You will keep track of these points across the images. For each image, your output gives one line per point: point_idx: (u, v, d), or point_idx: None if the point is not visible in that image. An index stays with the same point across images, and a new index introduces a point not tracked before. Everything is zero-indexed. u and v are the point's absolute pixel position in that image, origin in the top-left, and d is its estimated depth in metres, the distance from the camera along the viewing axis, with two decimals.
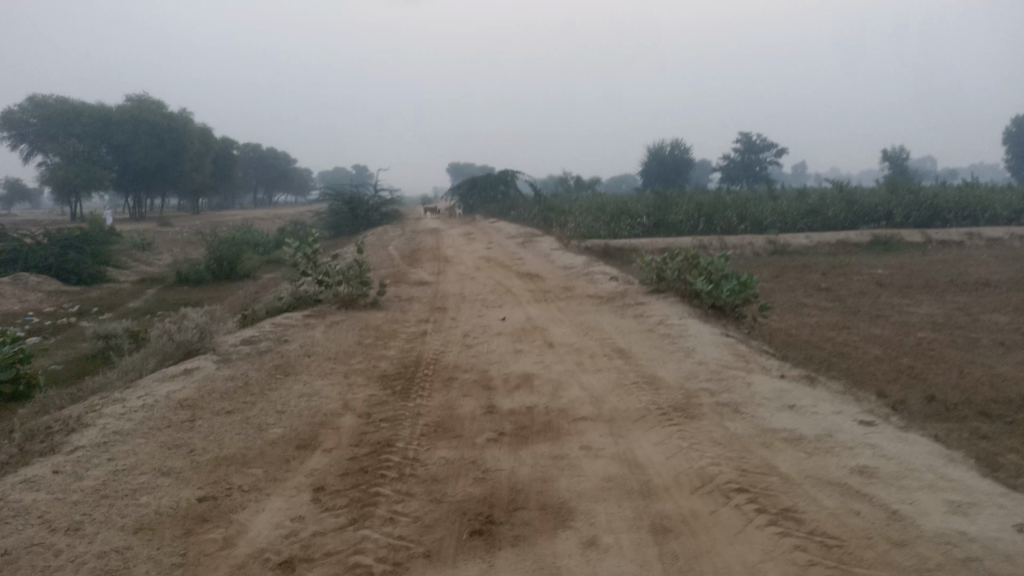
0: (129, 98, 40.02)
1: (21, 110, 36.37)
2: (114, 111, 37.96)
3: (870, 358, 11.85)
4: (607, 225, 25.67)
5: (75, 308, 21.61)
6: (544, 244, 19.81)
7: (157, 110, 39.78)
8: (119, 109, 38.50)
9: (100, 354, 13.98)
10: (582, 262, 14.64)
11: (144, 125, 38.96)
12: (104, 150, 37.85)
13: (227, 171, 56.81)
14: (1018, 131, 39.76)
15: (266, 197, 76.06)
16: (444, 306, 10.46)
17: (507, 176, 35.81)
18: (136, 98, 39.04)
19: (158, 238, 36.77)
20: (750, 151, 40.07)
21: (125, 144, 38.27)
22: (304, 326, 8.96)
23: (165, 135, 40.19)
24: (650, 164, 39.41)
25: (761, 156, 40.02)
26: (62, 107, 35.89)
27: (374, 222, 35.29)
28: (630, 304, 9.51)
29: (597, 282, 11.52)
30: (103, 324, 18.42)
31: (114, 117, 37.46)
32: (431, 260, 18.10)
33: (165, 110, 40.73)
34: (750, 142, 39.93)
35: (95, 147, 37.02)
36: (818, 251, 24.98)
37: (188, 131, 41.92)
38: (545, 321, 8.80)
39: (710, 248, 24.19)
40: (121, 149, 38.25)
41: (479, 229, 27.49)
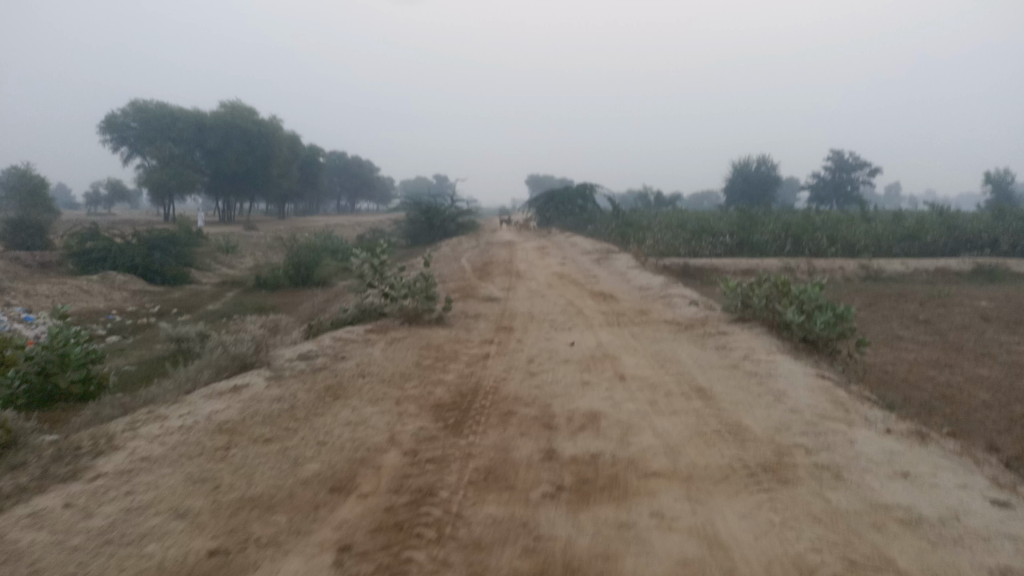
0: (223, 105, 41.42)
1: (123, 115, 38.21)
2: (208, 117, 39.27)
3: (978, 403, 10.74)
4: (686, 243, 24.77)
5: (156, 308, 22.13)
6: (620, 262, 19.13)
7: (248, 117, 40.83)
8: (213, 115, 39.74)
9: (171, 356, 14.06)
10: (660, 283, 13.92)
11: (236, 131, 40.04)
12: (197, 155, 39.19)
13: (311, 178, 58.09)
14: None
15: (349, 204, 77.63)
16: (511, 326, 9.97)
17: (585, 190, 35.26)
18: (229, 105, 40.29)
19: (242, 242, 37.70)
20: (840, 171, 38.26)
21: (217, 148, 39.41)
22: (364, 342, 8.61)
23: (255, 141, 41.16)
24: (733, 181, 38.12)
25: (853, 175, 38.13)
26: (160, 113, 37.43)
27: (449, 232, 35.21)
28: (712, 333, 8.81)
29: (674, 306, 10.82)
30: (180, 325, 18.75)
31: (208, 122, 38.72)
32: (502, 275, 17.67)
33: (257, 117, 41.87)
34: (842, 161, 38.16)
35: (189, 151, 38.32)
36: (914, 279, 23.39)
37: (277, 138, 42.84)
38: (617, 348, 8.20)
39: (797, 272, 22.96)
40: (213, 153, 39.45)
41: (554, 243, 26.98)
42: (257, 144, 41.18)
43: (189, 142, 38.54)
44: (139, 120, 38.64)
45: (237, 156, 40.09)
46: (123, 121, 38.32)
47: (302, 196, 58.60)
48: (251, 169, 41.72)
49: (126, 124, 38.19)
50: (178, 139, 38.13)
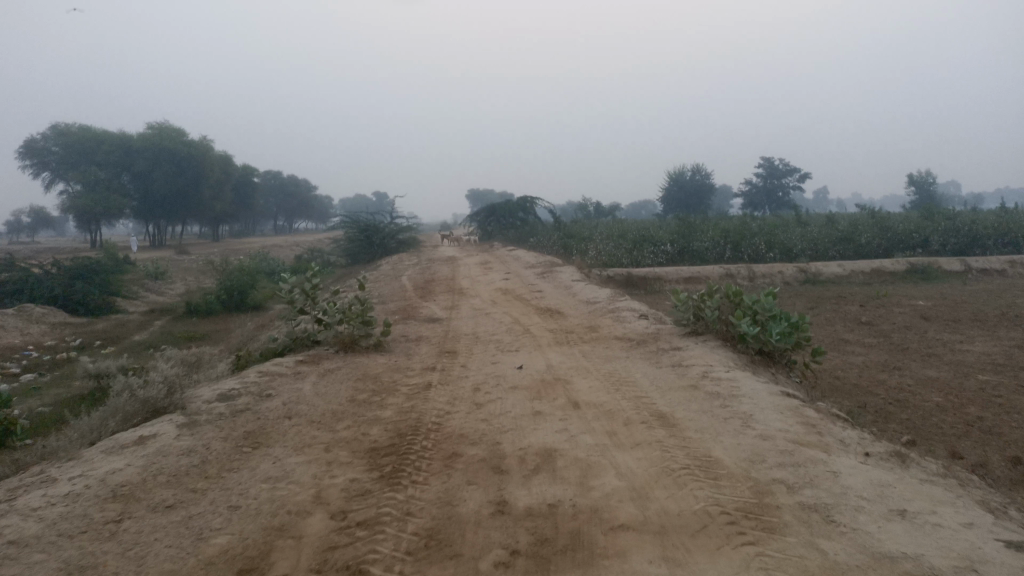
0: (150, 126, 39.84)
1: (44, 140, 36.50)
2: (134, 139, 37.65)
3: (931, 407, 10.57)
4: (629, 251, 24.58)
5: (77, 342, 20.78)
6: (565, 275, 18.69)
7: (177, 138, 39.32)
8: (139, 137, 38.14)
9: (90, 395, 12.99)
10: (606, 296, 13.50)
11: (164, 153, 38.47)
12: (124, 178, 37.56)
13: (245, 198, 56.44)
14: None
15: (287, 224, 75.82)
16: (454, 349, 9.36)
17: (526, 203, 34.93)
18: (156, 126, 38.73)
19: (172, 267, 36.14)
20: (772, 177, 38.87)
21: (145, 171, 37.73)
22: (293, 375, 7.88)
23: (185, 163, 39.61)
24: (670, 190, 38.32)
25: (784, 181, 38.77)
26: (83, 136, 35.79)
27: (389, 250, 34.40)
28: (666, 350, 8.35)
29: (624, 321, 10.37)
30: (102, 359, 17.55)
31: (134, 144, 37.09)
32: (445, 293, 17.05)
33: (187, 138, 40.33)
34: (773, 167, 38.78)
35: (115, 175, 36.67)
36: (852, 281, 23.65)
37: (208, 158, 41.36)
38: (568, 370, 7.67)
39: (738, 278, 22.95)
40: (141, 177, 37.83)
41: (496, 258, 26.50)
42: (186, 165, 39.65)
43: (115, 166, 36.74)
44: (60, 144, 36.45)
45: (166, 178, 38.50)
46: (42, 145, 36.17)
47: (236, 218, 56.87)
48: (182, 192, 40.16)
49: (47, 149, 36.35)
50: (104, 163, 36.27)
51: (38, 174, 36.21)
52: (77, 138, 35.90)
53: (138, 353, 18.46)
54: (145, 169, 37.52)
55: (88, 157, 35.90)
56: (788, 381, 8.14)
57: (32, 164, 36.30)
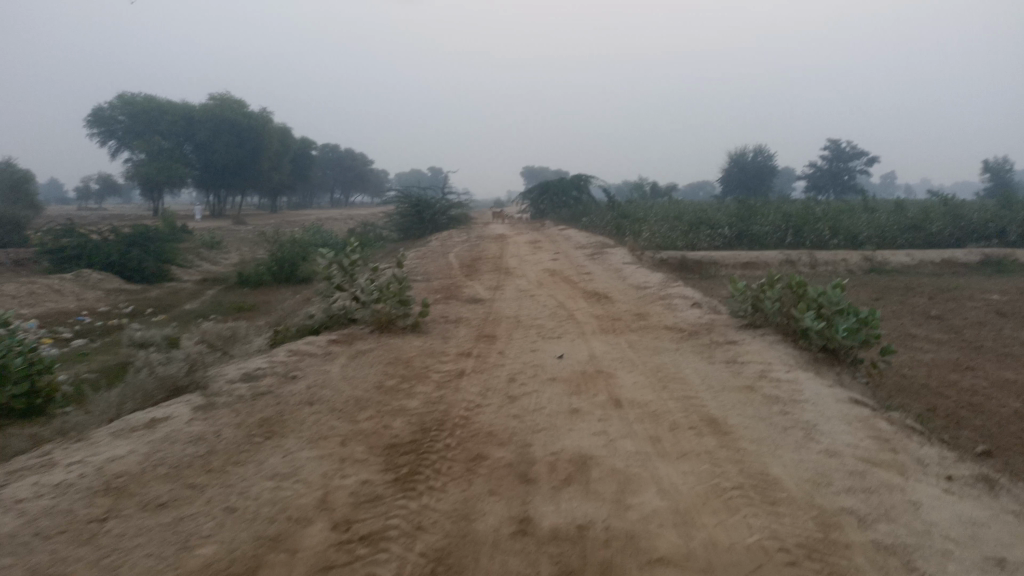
0: (212, 97, 40.26)
1: (111, 109, 37.22)
2: (197, 109, 38.11)
3: (1009, 414, 9.73)
4: (684, 234, 23.73)
5: (129, 308, 21.02)
6: (616, 257, 18.06)
7: (239, 109, 39.49)
8: (202, 107, 38.47)
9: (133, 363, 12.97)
10: (658, 282, 12.85)
11: (226, 124, 38.74)
12: (187, 149, 38.14)
13: (303, 171, 56.85)
14: None
15: (343, 198, 76.40)
16: (493, 333, 8.91)
17: (580, 182, 34.17)
18: (218, 97, 39.13)
19: (227, 238, 36.53)
20: (837, 160, 37.23)
21: (207, 142, 38.10)
22: (323, 356, 7.54)
23: (246, 134, 39.81)
24: (730, 172, 37.05)
25: (850, 165, 37.09)
26: (148, 106, 36.39)
27: (440, 226, 34.09)
28: (720, 343, 7.76)
29: (676, 309, 9.76)
30: (152, 327, 17.66)
31: (196, 115, 37.53)
32: (491, 272, 16.61)
33: (247, 109, 40.65)
34: (839, 150, 37.13)
35: (178, 145, 37.22)
36: (920, 271, 22.39)
37: (269, 129, 41.46)
38: (612, 362, 7.15)
39: (798, 264, 21.95)
40: (203, 147, 38.34)
41: (546, 237, 25.92)
42: (247, 137, 39.84)
43: (178, 136, 37.30)
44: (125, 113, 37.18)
45: (227, 149, 38.91)
46: (109, 114, 36.93)
47: (294, 191, 57.45)
48: (242, 163, 40.58)
49: (113, 117, 37.14)
50: (166, 133, 36.93)
51: (105, 143, 37.00)
52: (142, 108, 36.52)
53: (187, 322, 18.55)
54: (206, 139, 37.99)
55: (152, 127, 36.50)
56: (855, 382, 7.48)
57: (100, 133, 37.15)
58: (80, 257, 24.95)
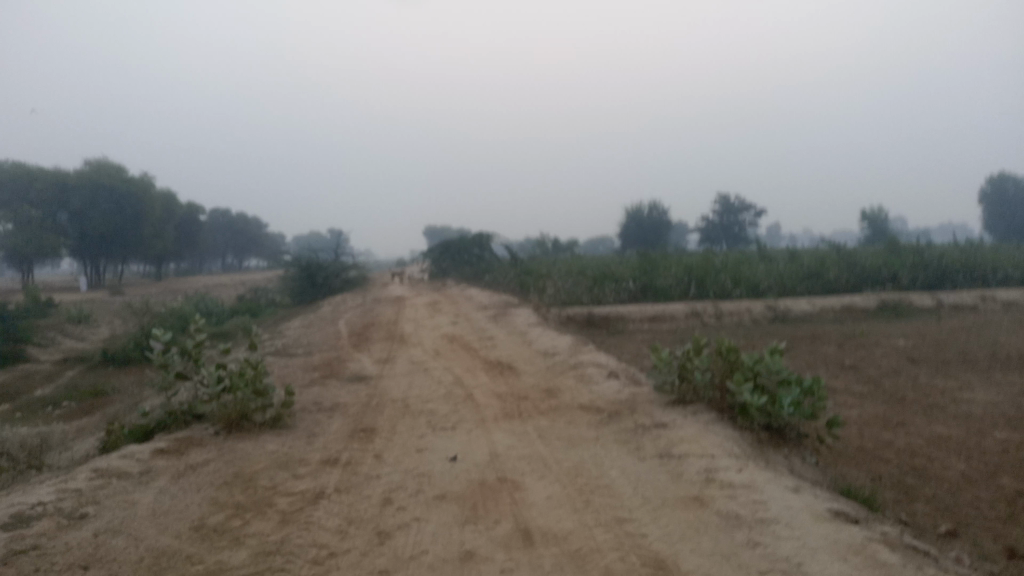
0: (87, 162, 36.85)
1: None
2: (70, 175, 34.36)
3: (955, 480, 8.75)
4: (588, 289, 22.65)
5: None
6: (520, 319, 16.65)
7: (116, 175, 36.77)
8: (76, 173, 34.81)
9: None
10: (566, 347, 11.51)
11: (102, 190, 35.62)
12: (59, 216, 34.08)
13: (190, 236, 53.47)
14: (991, 190, 36.88)
15: (236, 262, 72.61)
16: (372, 426, 7.24)
17: (481, 238, 32.95)
18: (94, 163, 35.91)
19: (98, 310, 33.06)
20: (728, 212, 37.65)
21: (82, 209, 34.73)
22: (137, 478, 5.70)
23: (123, 200, 36.99)
24: (627, 226, 36.80)
25: (741, 216, 37.54)
26: (16, 172, 31.93)
27: (334, 289, 31.98)
28: (648, 426, 6.40)
29: (590, 382, 8.37)
30: None
31: (72, 181, 33.85)
32: (383, 341, 14.91)
33: (126, 174, 37.76)
34: (728, 202, 37.56)
35: (50, 213, 33.19)
36: (823, 319, 22.15)
37: (147, 195, 38.75)
38: (518, 462, 5.65)
39: (704, 316, 21.23)
40: (78, 215, 34.87)
41: (447, 298, 24.43)
42: (125, 203, 37.07)
43: (50, 204, 33.22)
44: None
45: (103, 217, 35.66)
46: None
47: (181, 257, 53.82)
48: (119, 230, 37.24)
49: None
50: (37, 201, 32.58)
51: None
52: (10, 173, 31.99)
53: (29, 411, 15.80)
54: (81, 206, 34.39)
55: (20, 195, 31.90)
56: (806, 467, 6.31)
57: None
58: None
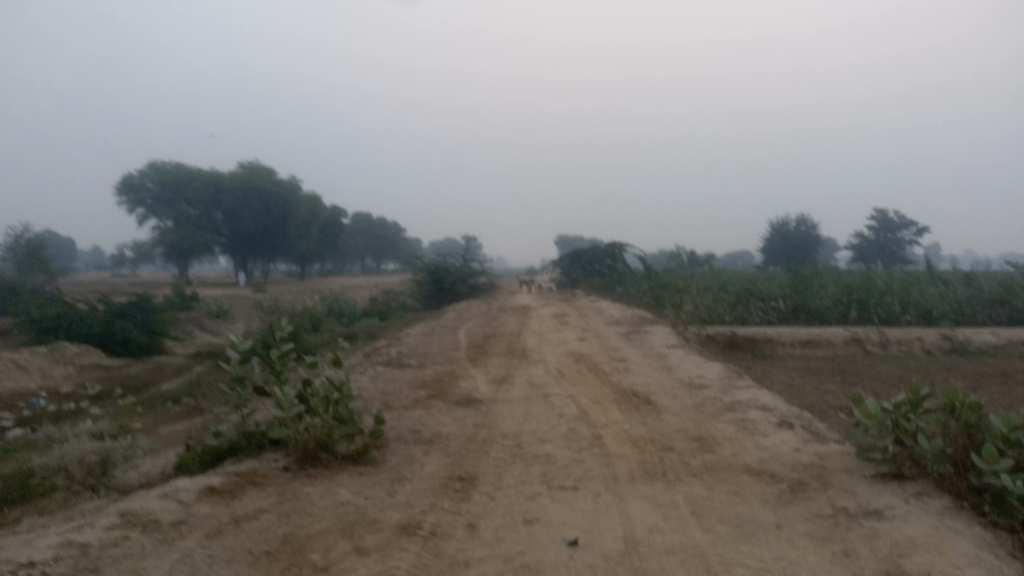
0: (240, 165, 37.52)
1: (140, 176, 34.22)
2: (223, 175, 35.41)
3: None
4: (731, 308, 20.22)
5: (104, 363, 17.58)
6: (657, 338, 14.73)
7: (267, 178, 36.74)
8: (230, 174, 35.82)
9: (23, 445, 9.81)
10: (716, 378, 9.57)
11: (255, 193, 35.88)
12: (213, 215, 35.30)
13: (333, 239, 54.85)
14: None
15: (375, 266, 74.18)
16: (475, 473, 5.73)
17: (614, 250, 31.16)
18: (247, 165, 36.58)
19: (237, 307, 33.64)
20: (884, 229, 33.81)
21: (234, 211, 35.29)
22: (167, 530, 4.42)
23: (273, 203, 36.87)
24: (771, 241, 33.76)
25: (900, 234, 33.54)
26: (175, 172, 33.79)
27: (461, 295, 31.07)
28: (855, 513, 4.48)
29: (756, 433, 6.48)
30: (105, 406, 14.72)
31: (226, 182, 34.95)
32: (504, 355, 13.47)
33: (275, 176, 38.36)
34: (885, 218, 33.63)
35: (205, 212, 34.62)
36: (1010, 353, 18.04)
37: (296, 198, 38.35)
38: (668, 561, 3.94)
39: (867, 344, 18.24)
40: (232, 215, 35.62)
41: (577, 310, 22.81)
42: (275, 206, 36.89)
43: (206, 204, 34.56)
44: (156, 181, 34.14)
45: (253, 217, 36.16)
46: (138, 181, 33.85)
47: (323, 258, 55.31)
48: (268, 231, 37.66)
49: (142, 185, 34.07)
50: (194, 201, 34.27)
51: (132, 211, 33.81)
52: (172, 175, 34.03)
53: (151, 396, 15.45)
54: (234, 206, 35.32)
55: (178, 193, 33.91)
56: None
57: (128, 202, 33.98)
58: (52, 291, 20.89)
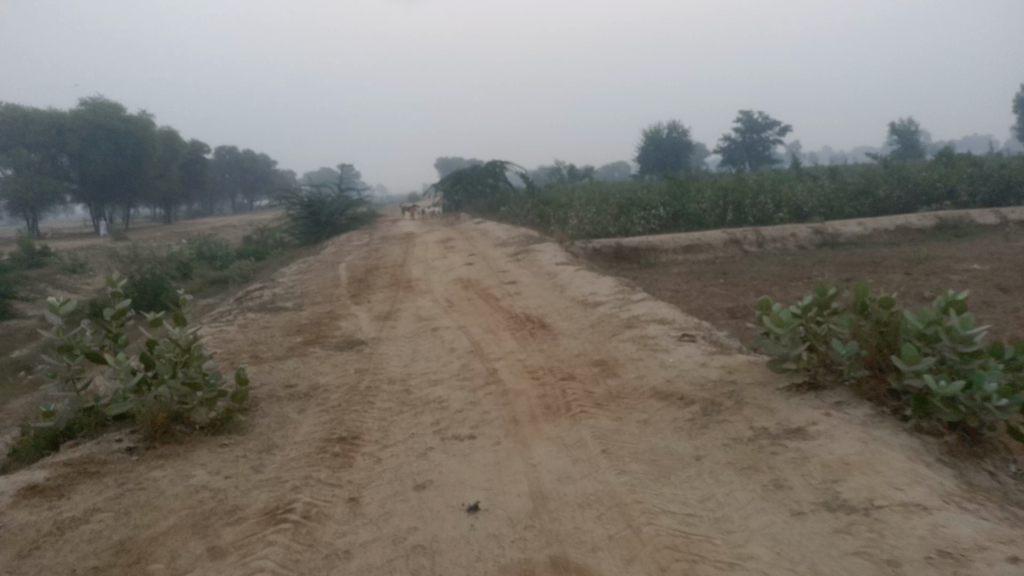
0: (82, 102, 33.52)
1: None
2: (65, 115, 31.38)
3: None
4: (614, 218, 20.01)
5: None
6: (545, 256, 14.26)
7: (114, 113, 33.13)
8: (73, 113, 31.81)
9: None
10: (609, 294, 9.17)
11: (102, 132, 32.27)
12: (59, 159, 31.50)
13: (196, 177, 51.11)
14: None
15: (248, 204, 70.24)
16: (357, 430, 5.02)
17: (495, 168, 30.54)
18: (90, 102, 32.82)
19: (93, 258, 30.70)
20: (751, 131, 34.45)
21: (82, 153, 31.56)
22: None
23: (123, 141, 33.42)
24: (646, 149, 33.86)
25: (765, 135, 34.34)
26: (10, 113, 29.25)
27: (339, 228, 29.57)
28: (776, 434, 4.10)
29: (659, 351, 6.06)
30: None
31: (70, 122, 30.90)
32: (388, 289, 12.64)
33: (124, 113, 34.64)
34: (751, 120, 34.21)
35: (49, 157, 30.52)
36: (877, 242, 18.83)
37: (149, 134, 34.96)
38: (584, 518, 3.42)
39: (746, 244, 18.50)
40: (79, 158, 31.79)
41: (462, 233, 22.07)
42: (126, 144, 33.49)
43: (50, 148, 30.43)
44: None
45: (105, 159, 32.64)
46: None
47: (189, 199, 51.59)
48: (123, 173, 34.25)
49: None
50: (36, 145, 29.94)
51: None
52: (6, 117, 29.23)
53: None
54: (82, 149, 31.56)
55: (17, 138, 29.43)
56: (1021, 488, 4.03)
57: None
58: None
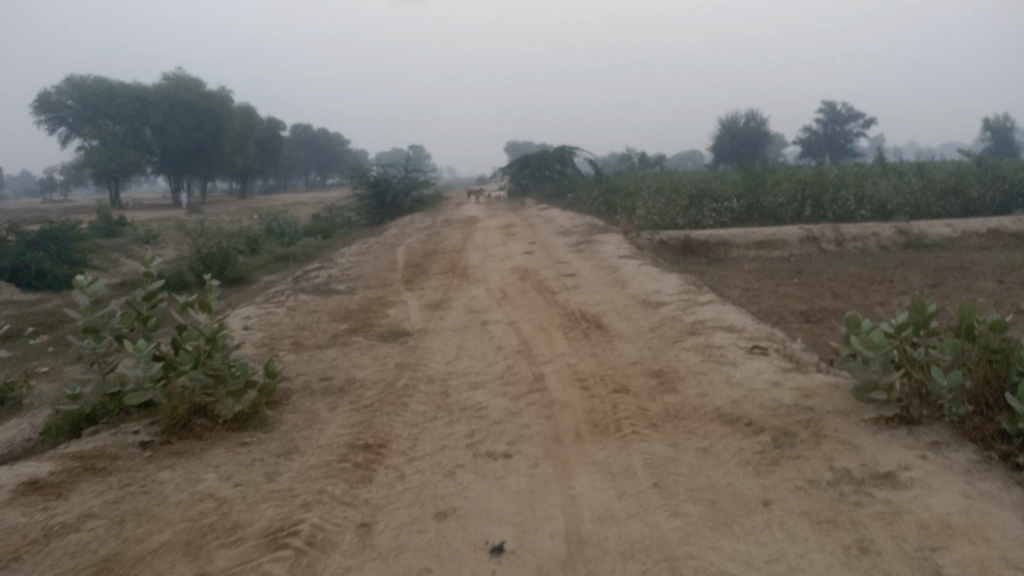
0: (165, 77, 34.21)
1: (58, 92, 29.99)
2: (148, 89, 32.14)
3: None
4: (684, 210, 19.15)
5: None
6: (607, 248, 13.63)
7: (194, 89, 33.72)
8: (155, 87, 32.56)
9: None
10: (672, 294, 8.52)
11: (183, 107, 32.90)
12: (142, 133, 32.28)
13: (270, 153, 51.92)
14: None
15: (320, 181, 71.23)
16: (385, 437, 4.59)
17: (564, 153, 29.81)
18: (172, 77, 33.50)
19: (167, 229, 31.39)
20: (833, 122, 32.72)
21: (163, 126, 32.31)
22: None
23: (202, 116, 33.97)
24: (720, 138, 32.58)
25: (848, 127, 32.59)
26: (97, 87, 30.12)
27: (404, 209, 29.39)
28: (861, 481, 3.48)
29: (724, 365, 5.43)
30: None
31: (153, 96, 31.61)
32: (443, 275, 12.23)
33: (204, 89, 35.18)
34: (833, 111, 32.48)
35: (133, 129, 31.29)
36: (967, 245, 17.47)
37: (227, 110, 35.46)
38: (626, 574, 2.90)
39: (823, 242, 17.41)
40: (161, 130, 32.58)
41: (525, 219, 21.52)
42: (205, 119, 34.04)
43: (133, 120, 31.24)
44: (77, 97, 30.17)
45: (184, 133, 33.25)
46: (56, 100, 29.68)
47: (263, 174, 52.46)
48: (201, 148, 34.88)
49: (61, 102, 30.05)
50: (121, 117, 30.74)
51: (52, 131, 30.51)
52: (94, 90, 30.13)
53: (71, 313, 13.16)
54: (164, 122, 32.29)
55: (103, 110, 30.26)
56: None
57: (46, 120, 30.11)
58: None
